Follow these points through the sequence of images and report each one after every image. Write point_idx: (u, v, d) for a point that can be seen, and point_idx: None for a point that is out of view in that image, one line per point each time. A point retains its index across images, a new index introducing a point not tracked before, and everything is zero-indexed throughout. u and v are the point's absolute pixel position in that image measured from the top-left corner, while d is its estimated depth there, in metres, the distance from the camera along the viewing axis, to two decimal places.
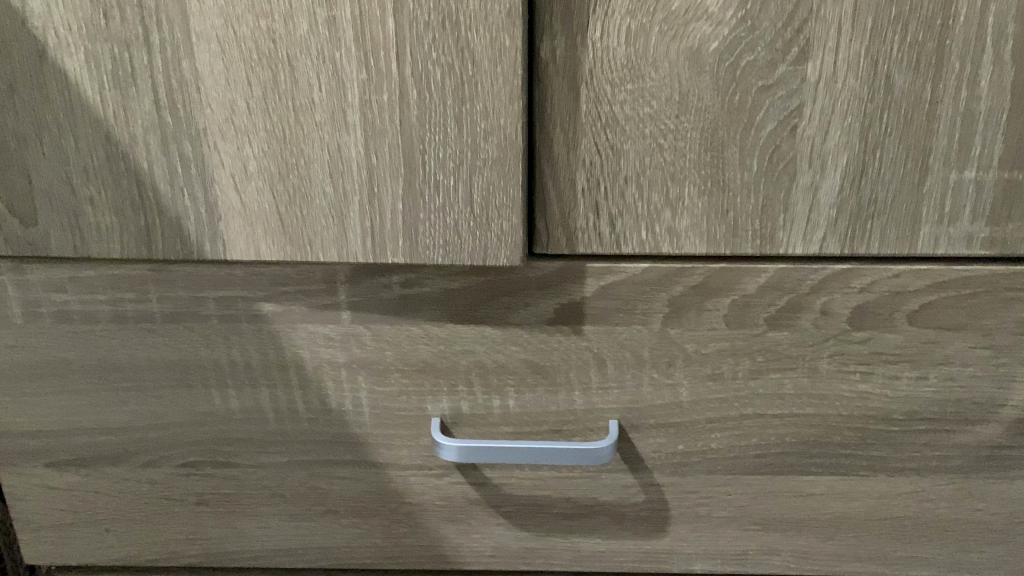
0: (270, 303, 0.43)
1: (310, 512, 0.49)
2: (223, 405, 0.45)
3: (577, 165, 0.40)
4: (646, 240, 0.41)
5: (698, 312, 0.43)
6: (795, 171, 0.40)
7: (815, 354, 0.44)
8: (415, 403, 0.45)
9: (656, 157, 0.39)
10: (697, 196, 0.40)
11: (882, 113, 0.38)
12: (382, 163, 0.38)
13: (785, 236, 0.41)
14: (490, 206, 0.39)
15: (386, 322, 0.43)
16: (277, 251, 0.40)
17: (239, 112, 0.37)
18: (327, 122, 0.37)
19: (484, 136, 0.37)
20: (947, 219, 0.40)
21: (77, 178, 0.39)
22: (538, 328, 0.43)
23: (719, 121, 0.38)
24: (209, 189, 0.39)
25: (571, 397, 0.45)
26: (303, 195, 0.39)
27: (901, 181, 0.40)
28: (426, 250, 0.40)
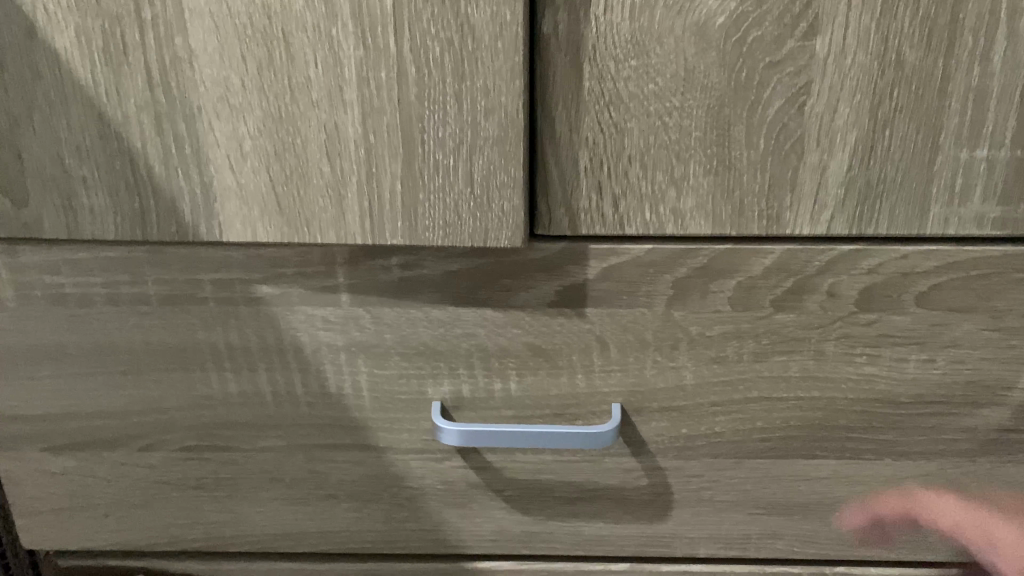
0: (268, 286, 0.42)
1: (310, 497, 0.48)
2: (220, 388, 0.45)
3: (580, 143, 0.39)
4: (649, 221, 0.40)
5: (702, 294, 0.42)
6: (802, 150, 0.39)
7: (821, 336, 0.43)
8: (415, 386, 0.45)
9: (660, 136, 0.38)
10: (702, 175, 0.39)
11: (892, 90, 0.37)
12: (381, 142, 0.37)
13: (792, 217, 0.40)
14: (491, 185, 0.38)
15: (386, 305, 0.43)
16: (274, 233, 0.39)
17: (234, 90, 0.36)
18: (324, 100, 0.36)
19: (485, 114, 0.36)
20: (957, 200, 0.40)
21: (69, 159, 0.38)
22: (539, 310, 0.43)
23: (725, 98, 0.38)
24: (204, 170, 0.38)
25: (573, 380, 0.45)
26: (300, 175, 0.38)
27: (911, 159, 0.39)
28: (426, 231, 0.39)
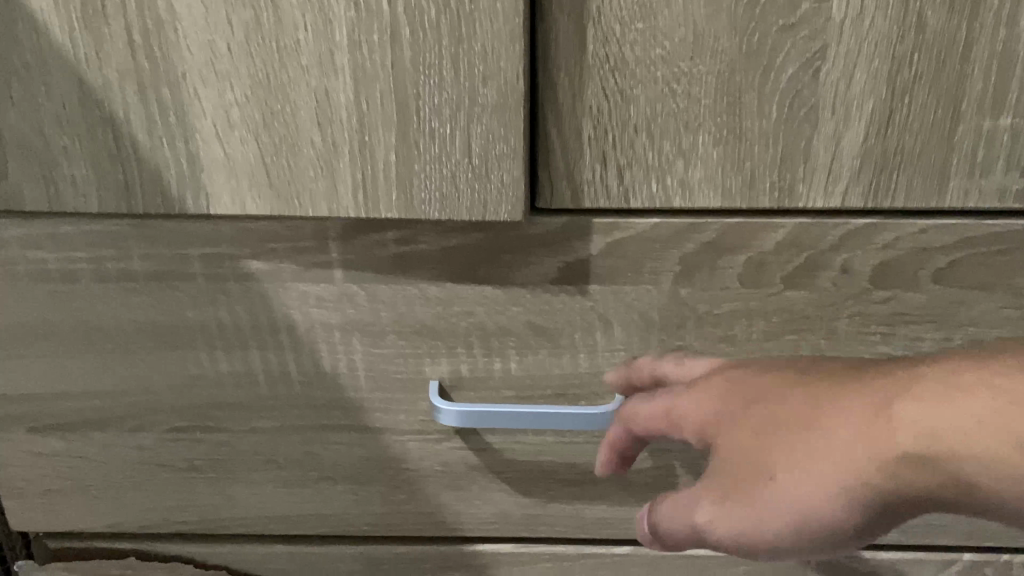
0: (258, 261, 0.40)
1: (305, 479, 0.47)
2: (211, 368, 0.43)
3: (583, 112, 0.37)
4: (656, 193, 0.39)
5: (710, 271, 0.41)
6: (817, 119, 0.37)
7: (833, 315, 0.42)
8: (413, 366, 0.43)
9: (667, 104, 0.37)
10: (711, 145, 0.38)
11: (912, 55, 0.35)
12: (374, 110, 0.35)
13: (805, 189, 0.38)
14: (490, 156, 0.36)
15: (381, 282, 0.41)
16: (263, 205, 0.38)
17: (219, 54, 0.34)
18: (314, 65, 0.34)
19: (484, 80, 0.34)
20: (978, 171, 0.38)
21: (49, 128, 0.36)
22: (541, 287, 0.41)
23: (736, 64, 0.36)
24: (190, 140, 0.36)
25: (575, 359, 0.43)
26: (290, 144, 0.36)
27: (930, 129, 0.37)
28: (423, 204, 0.37)
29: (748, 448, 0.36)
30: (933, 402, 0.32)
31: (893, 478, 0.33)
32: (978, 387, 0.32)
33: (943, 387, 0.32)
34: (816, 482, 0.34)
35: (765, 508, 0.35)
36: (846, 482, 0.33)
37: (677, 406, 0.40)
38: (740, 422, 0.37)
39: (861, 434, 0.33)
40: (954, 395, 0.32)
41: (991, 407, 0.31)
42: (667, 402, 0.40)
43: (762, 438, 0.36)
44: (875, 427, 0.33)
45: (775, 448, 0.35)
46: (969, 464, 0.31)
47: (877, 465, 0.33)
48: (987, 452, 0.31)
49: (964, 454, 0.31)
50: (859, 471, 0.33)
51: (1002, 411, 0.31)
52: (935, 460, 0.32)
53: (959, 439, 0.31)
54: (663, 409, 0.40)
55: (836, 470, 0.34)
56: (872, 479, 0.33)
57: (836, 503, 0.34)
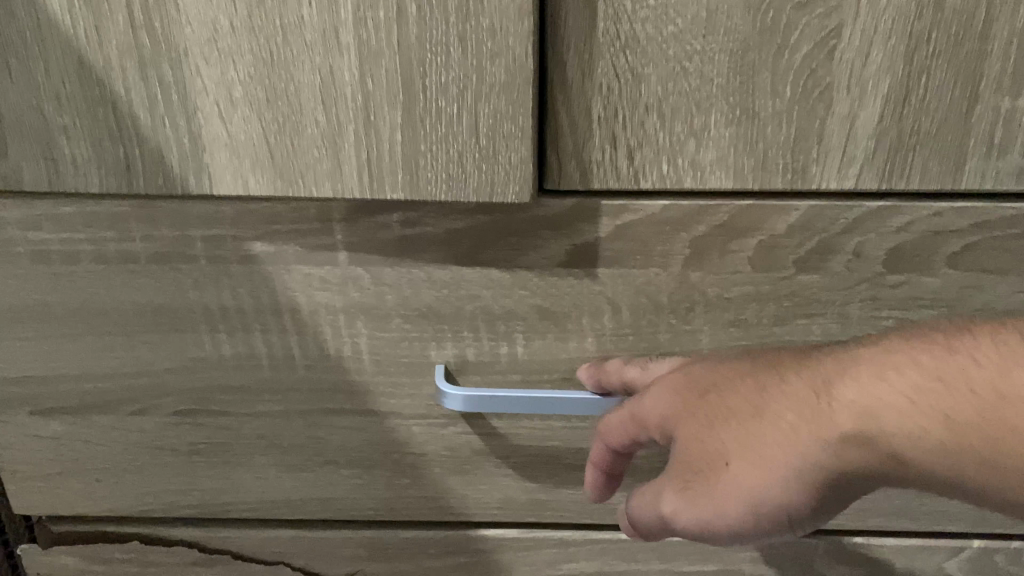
0: (261, 243, 0.40)
1: (309, 463, 0.47)
2: (214, 351, 0.43)
3: (593, 91, 0.36)
4: (666, 174, 0.38)
5: (721, 254, 0.40)
6: (831, 99, 0.36)
7: (845, 299, 0.41)
8: (418, 349, 0.43)
9: (679, 83, 0.36)
10: (723, 125, 0.37)
11: (930, 33, 0.34)
12: (379, 88, 0.34)
13: (819, 171, 0.38)
14: (498, 135, 0.35)
15: (386, 265, 0.40)
16: (266, 185, 0.37)
17: (222, 31, 0.34)
18: (318, 42, 0.34)
19: (492, 57, 0.34)
20: (996, 152, 0.37)
21: (48, 107, 0.35)
22: (548, 270, 0.41)
23: (750, 42, 0.35)
24: (192, 119, 0.35)
25: (583, 344, 0.43)
26: (294, 124, 0.35)
27: (947, 109, 0.36)
28: (429, 185, 0.37)
29: (701, 438, 0.37)
30: (867, 382, 0.34)
31: (835, 458, 0.34)
32: (907, 366, 0.33)
33: (875, 367, 0.34)
34: (766, 467, 0.35)
35: (718, 493, 0.36)
36: (790, 461, 0.34)
37: (638, 407, 0.40)
38: (691, 413, 0.38)
39: (801, 415, 0.35)
40: (885, 375, 0.33)
41: (919, 385, 0.33)
42: (629, 406, 0.40)
43: (713, 428, 0.37)
44: (817, 410, 0.34)
45: (724, 436, 0.36)
46: (903, 440, 0.33)
47: (821, 446, 0.34)
48: (919, 427, 0.32)
49: (892, 428, 0.33)
50: (801, 450, 0.34)
51: (929, 388, 0.33)
52: (873, 436, 0.33)
53: (893, 415, 0.33)
54: (627, 413, 0.40)
55: (783, 452, 0.35)
56: (816, 461, 0.34)
57: (785, 487, 0.35)
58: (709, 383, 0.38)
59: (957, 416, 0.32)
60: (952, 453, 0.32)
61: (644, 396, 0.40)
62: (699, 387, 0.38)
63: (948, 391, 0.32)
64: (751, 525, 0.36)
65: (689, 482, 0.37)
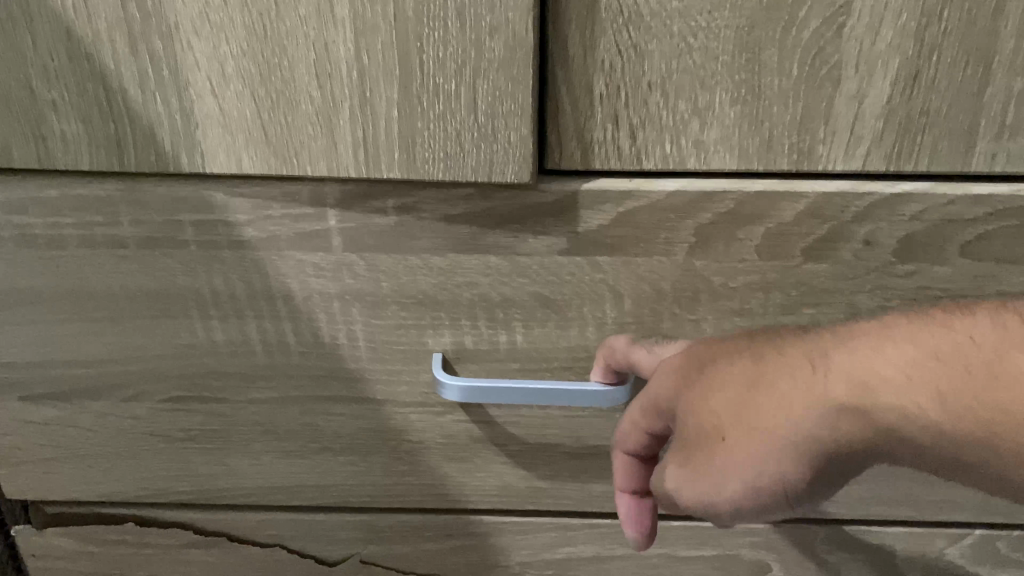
0: (253, 228, 0.38)
1: (304, 450, 0.46)
2: (207, 337, 0.42)
3: (595, 68, 0.35)
4: (669, 154, 0.37)
5: (727, 243, 0.39)
6: (838, 78, 0.35)
7: (854, 288, 0.40)
8: (415, 337, 0.42)
9: (683, 59, 0.34)
10: (729, 104, 0.35)
11: (943, 11, 0.33)
12: (375, 64, 0.33)
13: (825, 151, 0.36)
14: (497, 114, 0.34)
15: (382, 251, 0.39)
16: (260, 163, 0.36)
17: (214, 5, 0.32)
18: (311, 16, 0.32)
19: (491, 33, 0.32)
20: (1007, 134, 0.36)
21: (36, 82, 0.34)
22: (549, 256, 0.39)
23: (756, 18, 0.33)
24: (184, 94, 0.34)
25: (584, 332, 0.42)
26: (288, 101, 0.34)
27: (959, 90, 0.35)
28: (426, 165, 0.36)
29: (696, 408, 0.35)
30: (862, 355, 0.32)
31: (829, 430, 0.32)
32: (906, 343, 0.32)
33: (873, 341, 0.32)
34: (758, 437, 0.33)
35: (711, 463, 0.34)
36: (782, 432, 0.32)
37: (645, 399, 0.38)
38: (686, 386, 0.36)
39: (795, 384, 0.33)
40: (881, 349, 0.32)
41: (916, 359, 0.31)
42: (638, 399, 0.39)
43: (708, 398, 0.35)
44: (812, 378, 0.32)
45: (718, 406, 0.34)
46: (897, 414, 0.30)
47: (813, 417, 0.32)
48: (915, 402, 0.30)
49: (888, 402, 0.31)
50: (794, 420, 0.32)
51: (926, 363, 0.31)
52: (866, 410, 0.31)
53: (888, 388, 0.31)
54: (638, 409, 0.39)
55: (776, 423, 0.32)
56: (810, 433, 0.32)
57: (776, 461, 0.33)
58: (709, 357, 0.36)
59: (954, 394, 0.30)
60: (947, 433, 0.30)
61: (651, 379, 0.38)
62: (699, 361, 0.36)
63: (945, 368, 0.30)
64: (745, 502, 0.34)
65: (686, 457, 0.35)
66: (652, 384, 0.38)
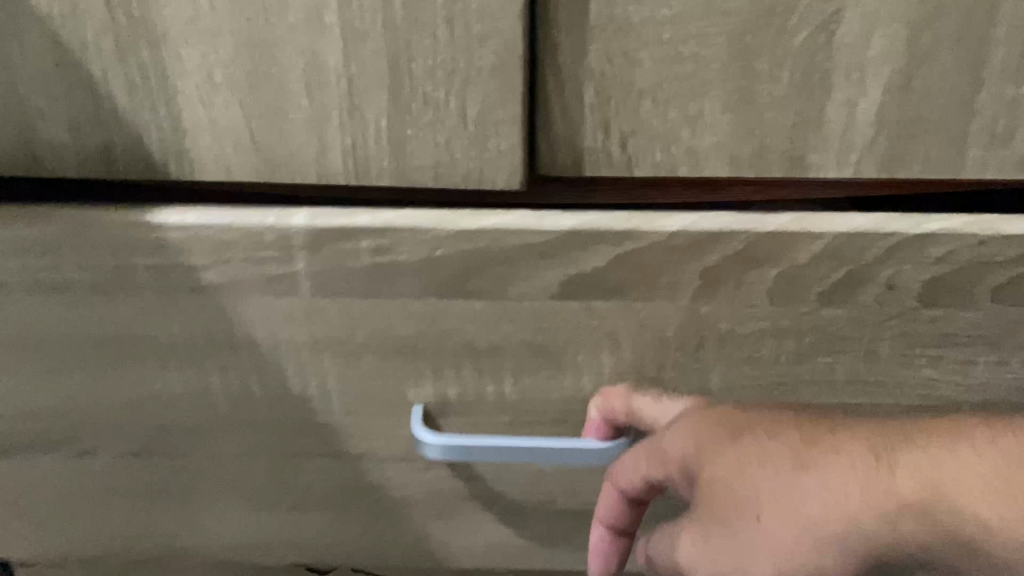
0: (213, 273, 0.35)
1: (276, 506, 0.42)
2: (166, 388, 0.38)
3: (586, 75, 0.33)
4: (660, 163, 0.35)
5: (735, 286, 0.35)
6: (830, 84, 0.32)
7: (874, 335, 0.37)
8: (393, 389, 0.38)
9: (673, 67, 0.32)
10: (720, 111, 0.33)
11: (939, 18, 0.31)
12: (365, 73, 0.32)
13: (817, 159, 0.34)
14: (488, 122, 0.33)
15: (356, 297, 0.35)
16: (250, 172, 0.35)
17: (203, 11, 0.31)
18: (301, 24, 0.31)
19: (481, 41, 0.31)
20: (1000, 141, 0.34)
21: (23, 87, 0.33)
22: (539, 301, 0.36)
23: (748, 24, 0.31)
24: (174, 103, 0.33)
25: (578, 382, 0.38)
26: (280, 109, 0.33)
27: (952, 99, 0.33)
28: (417, 172, 0.35)
29: (733, 480, 0.31)
30: (940, 457, 0.29)
31: (889, 528, 0.29)
32: (988, 447, 0.29)
33: (951, 440, 0.29)
34: (807, 524, 0.30)
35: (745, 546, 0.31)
36: (836, 523, 0.29)
37: (661, 443, 0.34)
38: (719, 451, 0.32)
39: (859, 474, 0.29)
40: (961, 452, 0.29)
41: (1001, 469, 0.28)
42: (652, 443, 0.35)
43: (749, 472, 0.31)
44: (880, 471, 0.29)
45: (762, 483, 0.31)
46: (969, 525, 0.28)
47: (876, 512, 0.29)
48: (992, 515, 0.28)
49: (960, 507, 0.28)
50: (854, 513, 0.29)
51: (1012, 476, 0.28)
52: (933, 515, 0.28)
53: (963, 494, 0.28)
54: (650, 451, 0.35)
55: (831, 513, 0.29)
56: (867, 529, 0.29)
57: (820, 553, 0.29)
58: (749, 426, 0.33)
59: None
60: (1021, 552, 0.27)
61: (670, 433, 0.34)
62: (736, 428, 0.33)
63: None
64: None
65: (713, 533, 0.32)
66: (673, 441, 0.34)
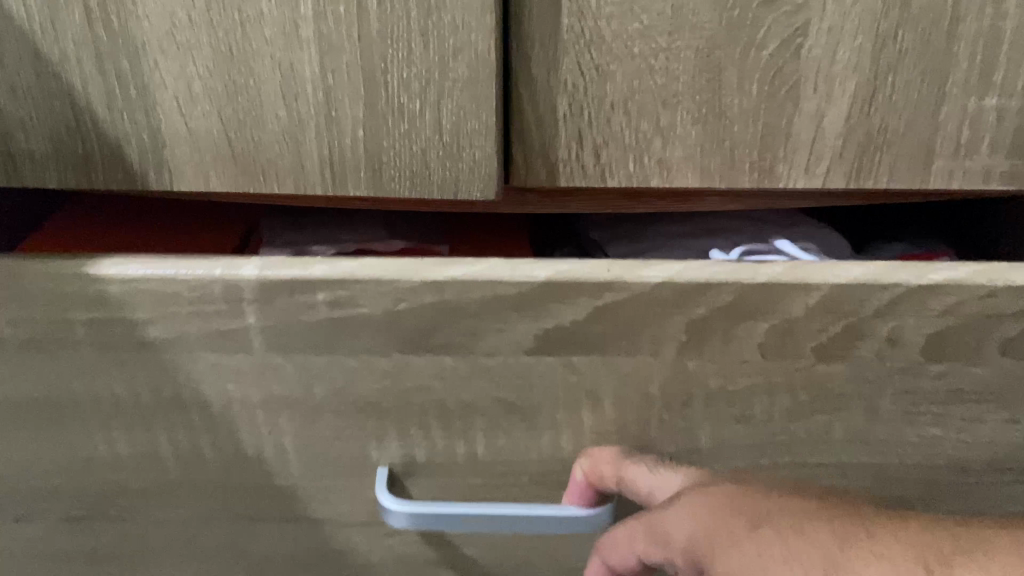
0: (157, 327, 0.32)
1: (233, 570, 0.39)
2: (109, 449, 0.35)
3: (559, 88, 0.35)
4: (635, 173, 0.37)
5: (725, 339, 0.32)
6: (799, 96, 0.35)
7: (874, 390, 0.34)
8: (355, 449, 0.35)
9: (645, 80, 0.35)
10: (691, 124, 0.36)
11: (898, 32, 0.34)
12: (340, 83, 0.33)
13: (786, 170, 0.37)
14: (461, 132, 0.34)
15: (313, 354, 0.33)
16: (229, 183, 0.35)
17: (181, 25, 0.32)
18: (278, 37, 0.32)
19: (455, 54, 0.32)
20: (963, 151, 0.36)
21: (5, 97, 0.34)
22: (513, 357, 0.33)
23: (717, 40, 0.34)
24: (152, 113, 0.34)
25: (556, 442, 0.35)
26: (256, 117, 0.34)
27: (917, 107, 0.35)
28: (393, 182, 0.35)
29: None
30: None
31: None
32: None
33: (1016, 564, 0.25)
34: None
35: None
36: None
37: (656, 520, 0.32)
38: (738, 542, 0.29)
39: None
40: None
41: None
42: (646, 517, 0.33)
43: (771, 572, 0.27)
44: None
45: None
46: None
47: None
48: None
49: None
50: None
51: None
52: None
53: None
54: (643, 526, 0.33)
55: None
56: None
57: None
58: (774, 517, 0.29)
59: None
60: None
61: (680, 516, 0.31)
62: (759, 518, 0.29)
63: None
64: None
65: None
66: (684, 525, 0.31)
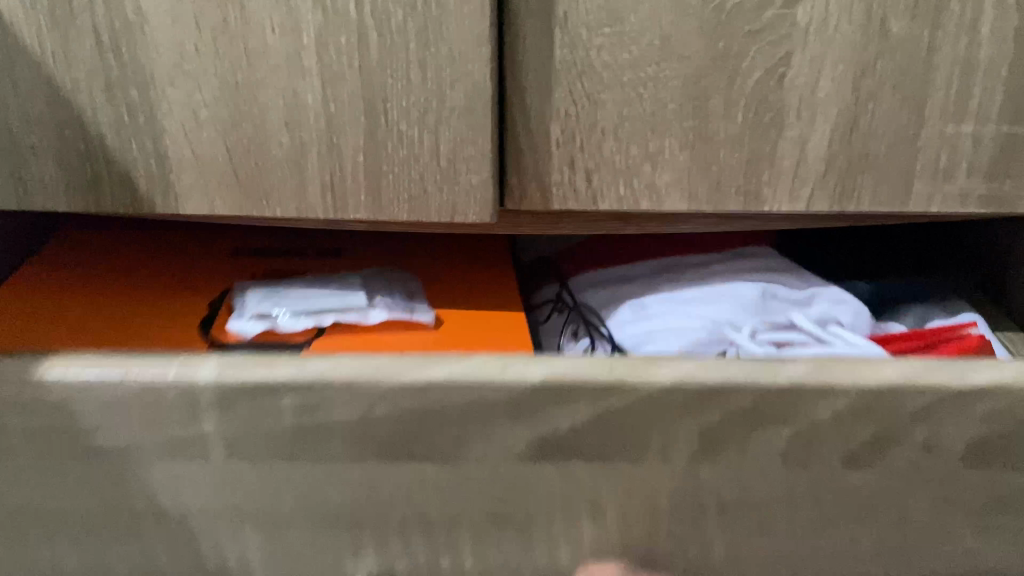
0: (103, 434, 0.28)
1: None
2: (52, 564, 0.31)
3: (550, 116, 0.37)
4: (624, 196, 0.39)
5: (741, 446, 0.29)
6: (783, 124, 0.37)
7: (908, 501, 0.30)
8: (328, 563, 0.32)
9: (634, 107, 0.37)
10: (679, 149, 0.38)
11: (877, 63, 0.36)
12: (342, 110, 0.35)
13: (771, 194, 0.39)
14: (457, 159, 0.37)
15: (279, 462, 0.29)
16: (232, 209, 0.37)
17: (189, 55, 0.34)
18: (281, 67, 0.34)
19: (451, 84, 0.35)
20: (942, 175, 0.39)
21: (17, 126, 0.36)
22: (504, 466, 0.29)
23: (703, 69, 0.36)
24: (159, 141, 0.36)
25: (552, 555, 0.31)
26: (258, 145, 0.36)
27: (896, 134, 0.38)
28: (392, 205, 0.37)
29: None
30: None
31: None
32: None
33: None
34: None
35: None
36: None
37: None
38: None
39: None
40: None
41: None
42: None
43: None
44: None
45: None
46: None
47: None
48: None
49: None
50: None
51: None
52: None
53: None
54: None
55: None
56: None
57: None
58: None
59: None
60: None
61: None
62: None
63: None
64: None
65: None
66: None
